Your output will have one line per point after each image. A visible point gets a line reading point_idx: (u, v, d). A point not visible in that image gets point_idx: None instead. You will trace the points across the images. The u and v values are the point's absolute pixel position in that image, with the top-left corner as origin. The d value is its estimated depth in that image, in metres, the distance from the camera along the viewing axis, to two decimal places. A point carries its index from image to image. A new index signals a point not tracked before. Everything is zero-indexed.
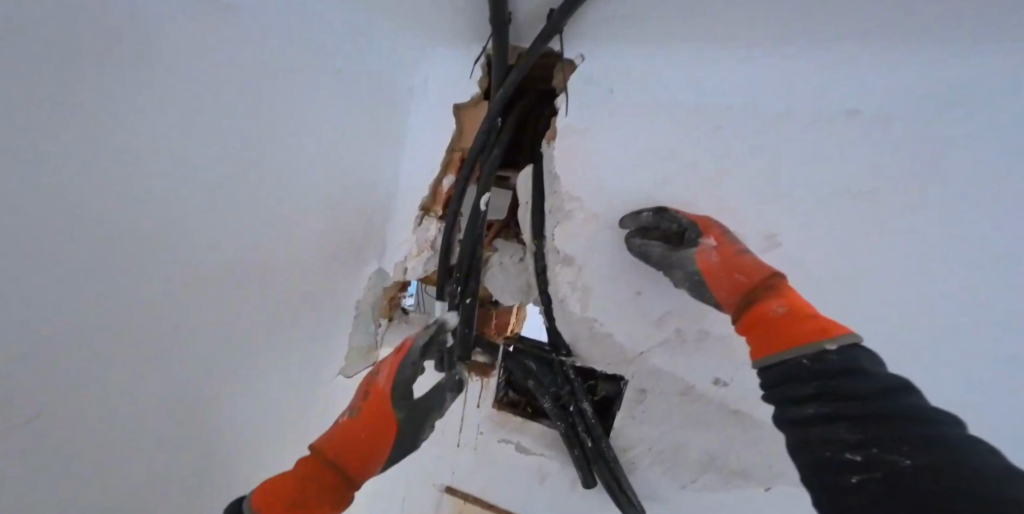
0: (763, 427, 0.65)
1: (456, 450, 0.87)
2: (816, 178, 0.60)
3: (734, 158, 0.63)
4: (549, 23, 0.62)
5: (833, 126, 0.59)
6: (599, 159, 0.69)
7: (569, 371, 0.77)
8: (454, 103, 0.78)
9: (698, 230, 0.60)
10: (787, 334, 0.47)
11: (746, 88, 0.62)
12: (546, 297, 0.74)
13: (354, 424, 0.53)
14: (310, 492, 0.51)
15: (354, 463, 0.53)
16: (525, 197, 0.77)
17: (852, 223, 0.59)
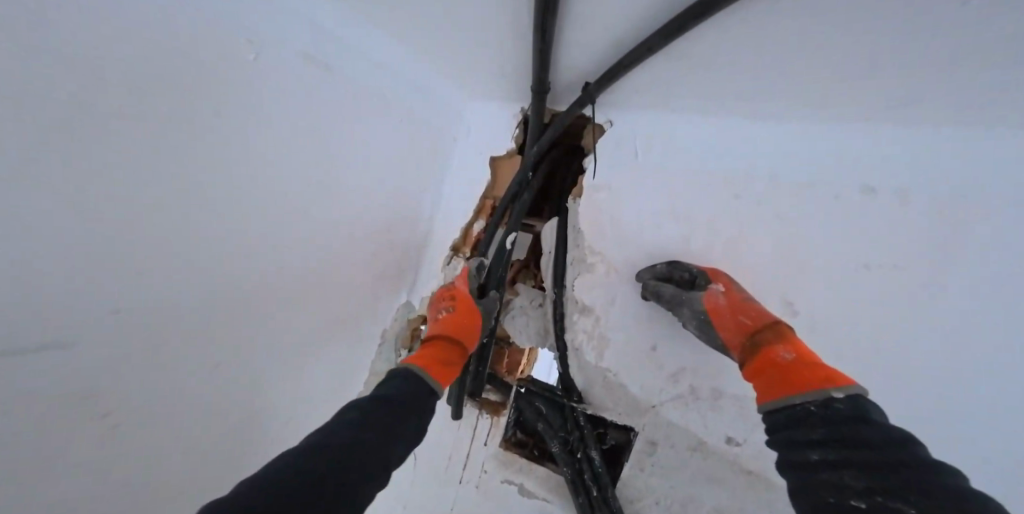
0: (774, 487, 0.66)
1: (459, 486, 0.87)
2: (831, 248, 0.64)
3: (754, 224, 0.67)
4: (584, 93, 0.69)
5: (843, 205, 0.64)
6: (625, 216, 0.73)
7: (580, 417, 0.79)
8: (492, 154, 0.85)
9: (707, 278, 0.64)
10: (795, 378, 0.49)
11: (765, 162, 0.68)
12: (562, 344, 0.77)
13: (455, 316, 0.70)
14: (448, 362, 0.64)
15: (467, 338, 0.68)
16: (550, 246, 0.81)
17: (868, 295, 0.62)
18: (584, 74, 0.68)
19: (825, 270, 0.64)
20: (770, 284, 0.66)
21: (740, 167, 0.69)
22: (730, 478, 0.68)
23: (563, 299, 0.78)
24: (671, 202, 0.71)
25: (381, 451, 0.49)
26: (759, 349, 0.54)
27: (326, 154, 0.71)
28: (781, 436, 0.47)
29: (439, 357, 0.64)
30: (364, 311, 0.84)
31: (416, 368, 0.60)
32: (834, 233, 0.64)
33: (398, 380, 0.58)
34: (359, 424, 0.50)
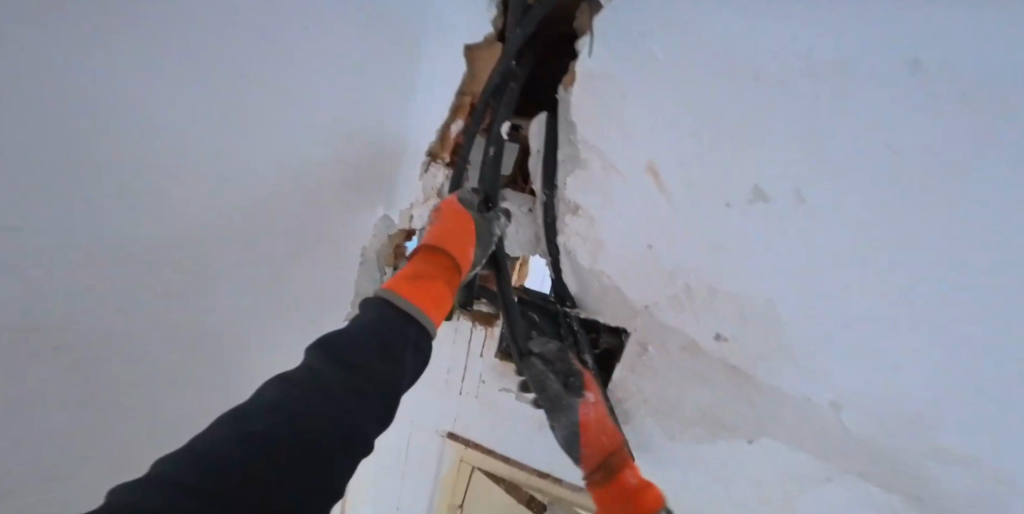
0: (764, 387, 0.65)
1: (460, 397, 0.90)
2: (857, 130, 0.56)
3: (772, 107, 0.59)
4: None
5: (858, 82, 0.56)
6: (625, 107, 0.65)
7: (574, 321, 0.77)
8: (465, 43, 0.70)
9: (581, 380, 0.68)
10: (641, 502, 0.58)
11: (793, 28, 0.57)
12: (555, 249, 0.74)
13: (442, 224, 0.64)
14: (427, 274, 0.59)
15: (458, 243, 0.62)
16: (538, 147, 0.73)
17: (889, 180, 0.56)
18: None
19: (843, 158, 0.57)
20: (781, 176, 0.60)
21: (753, 39, 0.58)
22: (717, 376, 0.68)
23: (555, 203, 0.73)
24: (671, 85, 0.62)
25: (361, 425, 0.43)
26: (608, 478, 0.61)
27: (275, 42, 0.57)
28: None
29: (423, 278, 0.58)
30: None
31: (391, 294, 0.54)
32: (850, 111, 0.56)
33: (374, 313, 0.51)
34: (265, 435, 0.37)
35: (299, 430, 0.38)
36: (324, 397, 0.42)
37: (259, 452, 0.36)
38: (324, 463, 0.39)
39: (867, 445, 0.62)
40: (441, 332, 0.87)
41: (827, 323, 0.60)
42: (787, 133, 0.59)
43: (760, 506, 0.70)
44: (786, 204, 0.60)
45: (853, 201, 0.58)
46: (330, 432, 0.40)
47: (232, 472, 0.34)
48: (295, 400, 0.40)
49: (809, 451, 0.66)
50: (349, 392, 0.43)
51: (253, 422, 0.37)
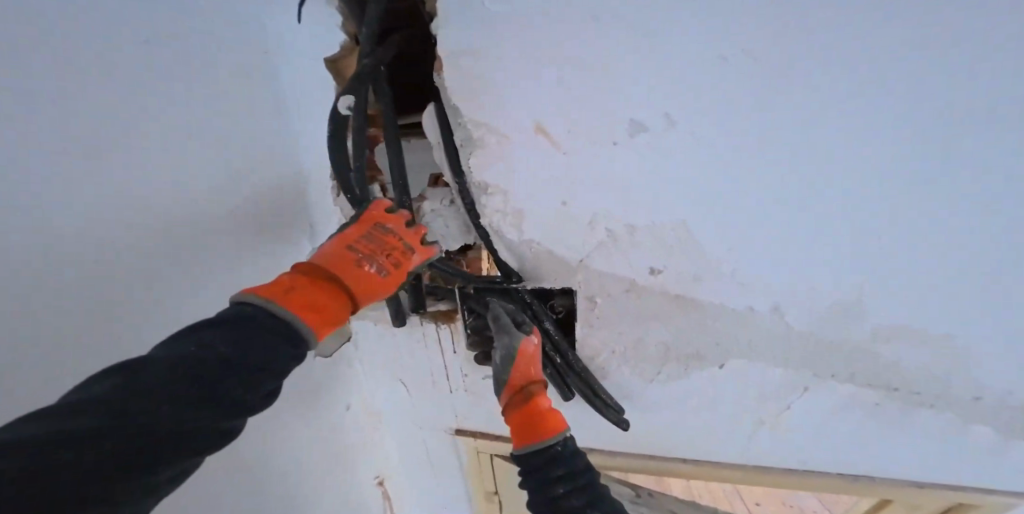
0: (706, 307, 0.66)
1: (452, 394, 0.93)
2: (728, 35, 0.48)
3: (630, 34, 0.53)
4: None
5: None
6: (497, 79, 0.63)
7: (526, 294, 0.77)
8: (324, 57, 0.73)
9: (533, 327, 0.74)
10: (548, 421, 0.64)
11: None
12: (483, 231, 0.74)
13: (382, 280, 0.66)
14: (322, 294, 0.60)
15: (370, 295, 0.65)
16: (437, 139, 0.73)
17: (776, 77, 0.49)
18: None
19: (717, 67, 0.51)
20: (655, 104, 0.56)
21: None
22: (668, 310, 0.69)
23: (468, 188, 0.72)
24: (528, 47, 0.59)
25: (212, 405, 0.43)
26: (529, 399, 0.67)
27: (123, 145, 0.56)
28: (530, 480, 0.60)
29: (325, 303, 0.60)
30: None
31: (305, 326, 0.55)
32: (704, 16, 0.49)
33: (244, 315, 0.52)
34: (163, 394, 0.40)
35: (165, 381, 0.41)
36: (221, 359, 0.45)
37: (163, 408, 0.40)
38: (228, 414, 0.44)
39: (818, 341, 0.64)
40: (413, 341, 0.90)
41: (744, 235, 0.60)
42: (644, 60, 0.53)
43: (741, 418, 0.76)
44: (664, 132, 0.57)
45: (733, 111, 0.52)
46: (233, 389, 0.45)
47: (134, 424, 0.38)
48: (186, 361, 0.43)
49: (768, 363, 0.68)
50: (244, 350, 0.47)
51: (146, 383, 0.40)
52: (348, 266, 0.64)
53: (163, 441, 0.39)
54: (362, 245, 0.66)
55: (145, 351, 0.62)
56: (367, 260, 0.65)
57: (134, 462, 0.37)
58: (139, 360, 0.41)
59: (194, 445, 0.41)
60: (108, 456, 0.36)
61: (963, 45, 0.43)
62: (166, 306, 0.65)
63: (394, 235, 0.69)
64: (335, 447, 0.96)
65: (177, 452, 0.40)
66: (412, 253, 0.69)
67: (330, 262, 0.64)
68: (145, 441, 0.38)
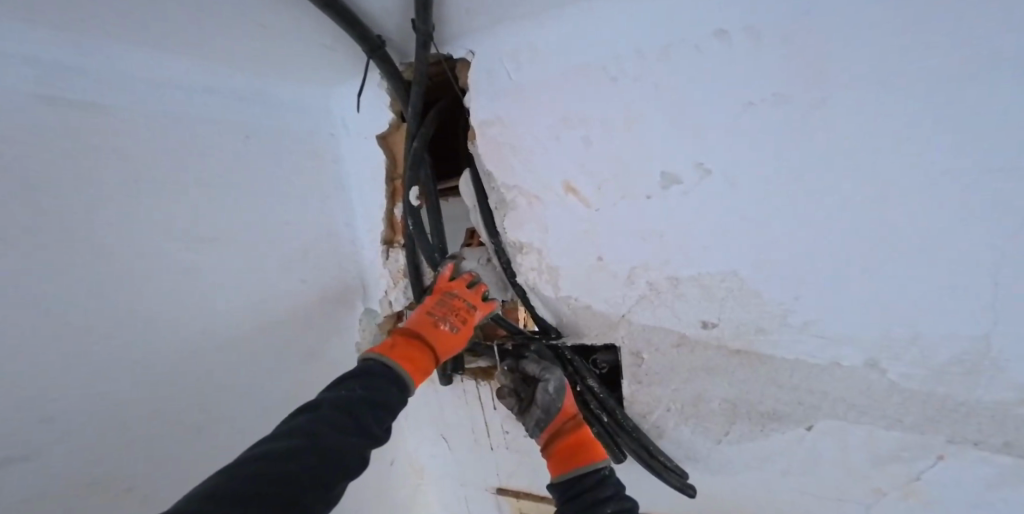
0: (776, 360, 0.60)
1: (494, 452, 0.93)
2: (721, 100, 0.53)
3: (637, 102, 0.58)
4: (419, 34, 0.59)
5: (703, 35, 0.53)
6: (524, 145, 0.67)
7: (567, 350, 0.77)
8: (379, 134, 0.78)
9: (574, 370, 0.77)
10: (591, 451, 0.69)
11: (615, 29, 0.57)
12: (520, 288, 0.76)
13: (454, 335, 0.71)
14: (413, 350, 0.68)
15: (446, 348, 0.71)
16: (473, 202, 0.77)
17: (768, 134, 0.52)
18: (403, 13, 0.59)
19: (723, 123, 0.54)
20: (670, 159, 0.58)
21: (594, 49, 0.59)
22: (729, 364, 0.63)
23: (504, 247, 0.75)
24: (548, 116, 0.64)
25: (357, 433, 0.53)
26: (577, 430, 0.71)
27: (195, 218, 0.65)
28: (573, 503, 0.65)
29: (416, 358, 0.67)
30: (331, 337, 0.86)
31: (406, 378, 0.64)
32: (700, 86, 0.54)
33: (364, 371, 0.62)
34: (327, 420, 0.52)
35: (330, 410, 0.53)
36: (361, 398, 0.56)
37: (328, 432, 0.50)
38: (365, 445, 0.53)
39: (936, 403, 0.53)
40: (454, 397, 0.91)
41: (811, 279, 0.55)
42: (662, 109, 0.57)
43: (856, 490, 0.62)
44: (694, 185, 0.57)
45: (770, 151, 0.53)
46: (362, 420, 0.54)
47: (299, 444, 0.48)
48: (328, 401, 0.54)
49: (874, 424, 0.57)
50: (373, 391, 0.58)
51: (324, 413, 0.53)
52: (428, 325, 0.71)
53: (320, 458, 0.48)
54: (436, 309, 0.72)
55: (227, 383, 0.68)
56: (442, 321, 0.71)
57: (304, 473, 0.46)
58: (314, 399, 0.55)
59: (340, 467, 0.49)
60: (280, 461, 0.46)
61: (959, 95, 0.44)
62: (253, 350, 0.72)
63: (460, 295, 0.74)
64: (374, 500, 0.93)
65: (342, 470, 0.49)
66: (476, 310, 0.74)
67: (411, 325, 0.71)
68: (321, 458, 0.48)
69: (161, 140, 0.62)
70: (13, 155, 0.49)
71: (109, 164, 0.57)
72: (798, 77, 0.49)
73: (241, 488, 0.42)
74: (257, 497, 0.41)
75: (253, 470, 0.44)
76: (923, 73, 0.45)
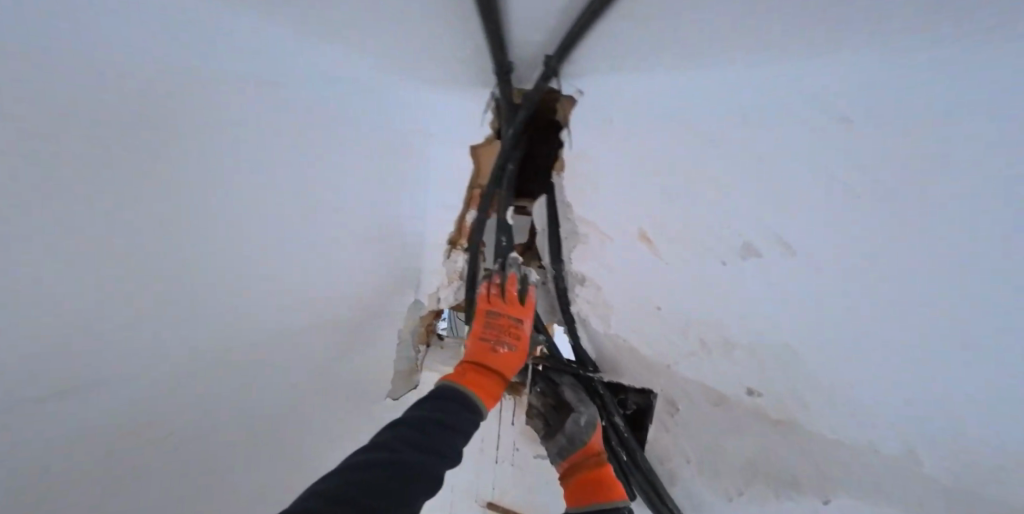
0: (807, 432, 0.64)
1: (496, 466, 0.94)
2: (817, 187, 0.58)
3: (733, 172, 0.62)
4: (546, 68, 0.65)
5: (824, 124, 0.56)
6: (610, 187, 0.69)
7: (599, 385, 0.82)
8: (470, 145, 0.79)
9: (604, 407, 0.81)
10: (614, 488, 0.70)
11: (735, 102, 0.60)
12: (569, 316, 0.80)
13: (512, 353, 0.78)
14: (482, 381, 0.74)
15: (508, 368, 0.77)
16: (542, 226, 0.81)
17: (857, 230, 0.57)
18: (539, 49, 0.64)
19: (815, 210, 0.59)
20: (755, 231, 0.62)
21: (711, 113, 0.61)
22: (758, 428, 0.67)
23: (565, 275, 0.79)
24: (642, 166, 0.67)
25: (433, 454, 0.59)
26: (600, 465, 0.73)
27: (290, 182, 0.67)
28: None
29: (486, 386, 0.74)
30: (375, 322, 0.86)
31: (480, 403, 0.71)
32: (804, 170, 0.58)
33: (435, 393, 0.69)
34: (406, 439, 0.59)
35: (412, 429, 0.61)
36: (439, 421, 0.63)
37: (408, 452, 0.57)
38: (440, 466, 0.60)
39: (948, 497, 0.60)
40: None
41: (861, 368, 0.59)
42: (757, 184, 0.61)
43: None
44: (773, 257, 0.62)
45: (859, 244, 0.57)
46: (436, 441, 0.61)
47: (384, 457, 0.56)
48: (410, 420, 0.62)
49: (886, 504, 0.64)
50: (449, 415, 0.65)
51: (405, 432, 0.60)
52: (487, 353, 0.77)
53: (398, 475, 0.55)
54: (490, 334, 0.78)
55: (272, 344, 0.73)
56: (497, 344, 0.77)
57: (383, 483, 0.53)
58: (399, 417, 0.62)
59: (413, 484, 0.55)
60: (362, 471, 0.53)
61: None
62: (302, 323, 0.75)
63: (505, 314, 0.80)
64: None
65: (416, 489, 0.55)
66: (523, 323, 0.81)
67: (471, 355, 0.77)
68: (398, 474, 0.55)
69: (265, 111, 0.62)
70: (126, 126, 0.51)
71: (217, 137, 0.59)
72: (898, 186, 0.54)
73: (327, 492, 0.50)
74: (341, 503, 0.49)
75: (342, 479, 0.52)
76: (1002, 212, 0.51)
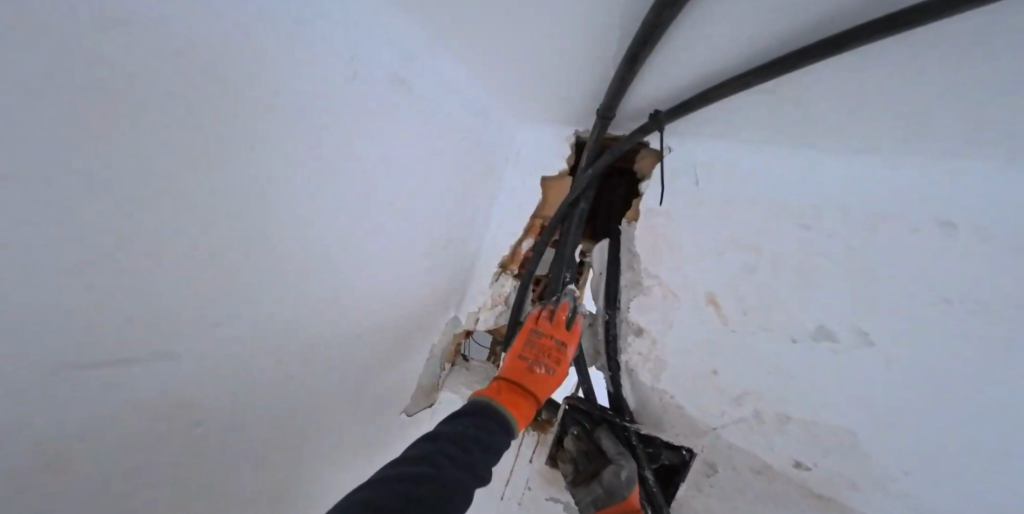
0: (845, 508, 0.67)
1: (501, 502, 0.89)
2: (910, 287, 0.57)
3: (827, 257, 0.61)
4: (651, 121, 0.66)
5: (929, 226, 0.56)
6: (687, 247, 0.70)
7: (632, 435, 0.81)
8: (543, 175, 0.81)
9: (637, 459, 0.80)
10: None
11: (833, 190, 0.62)
12: (616, 364, 0.80)
13: (549, 375, 0.74)
14: (513, 396, 0.70)
15: (544, 391, 0.73)
16: (601, 269, 0.82)
17: (944, 338, 0.56)
18: (653, 102, 0.64)
19: (907, 309, 0.57)
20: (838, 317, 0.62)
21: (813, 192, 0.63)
22: (802, 504, 0.69)
23: (618, 322, 0.79)
24: (726, 235, 0.67)
25: (469, 471, 0.55)
26: None
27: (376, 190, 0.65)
28: None
29: (518, 405, 0.69)
30: (415, 336, 0.85)
31: (511, 420, 0.65)
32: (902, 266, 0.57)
33: (472, 406, 0.66)
34: (442, 455, 0.55)
35: (446, 442, 0.57)
36: (473, 435, 0.60)
37: (442, 469, 0.53)
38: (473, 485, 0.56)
39: None
40: None
41: (917, 463, 0.61)
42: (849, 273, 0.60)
43: None
44: (853, 347, 0.61)
45: (953, 348, 0.56)
46: (473, 458, 0.57)
47: (418, 473, 0.52)
48: (446, 434, 0.58)
49: None
50: (483, 428, 0.62)
51: (441, 446, 0.56)
52: (524, 370, 0.73)
53: (432, 493, 0.51)
54: (528, 353, 0.75)
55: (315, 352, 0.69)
56: (535, 364, 0.73)
57: (414, 500, 0.49)
58: (435, 429, 0.59)
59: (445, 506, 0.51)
60: (395, 488, 0.49)
61: None
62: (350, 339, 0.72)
63: (545, 334, 0.77)
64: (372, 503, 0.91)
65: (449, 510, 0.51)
66: (565, 348, 0.77)
67: (506, 371, 0.74)
68: (430, 493, 0.51)
69: (354, 115, 0.60)
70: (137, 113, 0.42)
71: (264, 138, 0.52)
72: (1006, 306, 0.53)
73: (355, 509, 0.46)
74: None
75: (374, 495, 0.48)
76: None
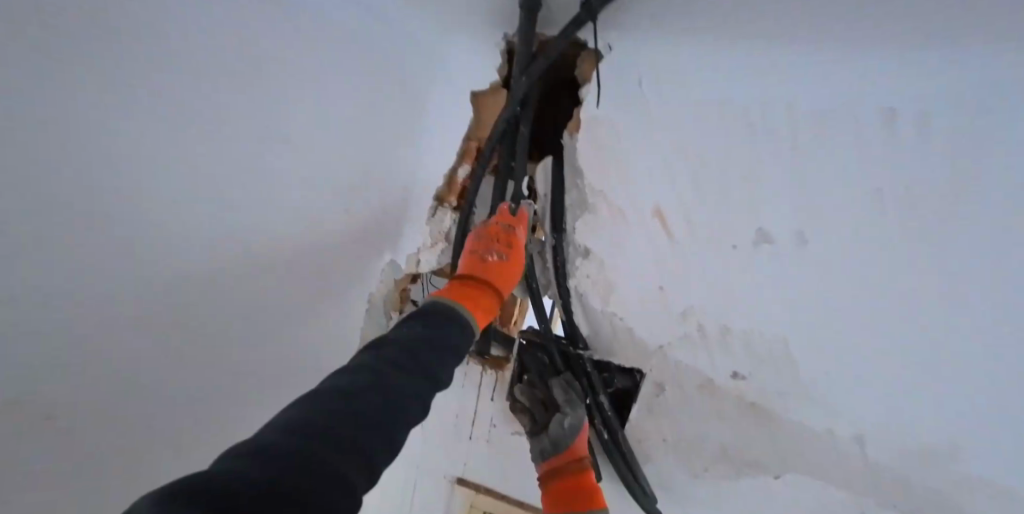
0: (785, 419, 0.65)
1: (469, 442, 0.87)
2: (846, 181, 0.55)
3: (768, 156, 0.58)
4: (585, 11, 0.58)
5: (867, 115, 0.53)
6: (632, 156, 0.64)
7: (586, 363, 0.79)
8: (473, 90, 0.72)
9: (590, 394, 0.79)
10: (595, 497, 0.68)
11: (774, 85, 0.57)
12: (565, 290, 0.75)
13: (503, 261, 0.69)
14: (468, 287, 0.66)
15: (501, 279, 0.68)
16: (545, 190, 0.74)
17: (875, 234, 0.56)
18: None
19: (840, 206, 0.56)
20: (778, 221, 0.59)
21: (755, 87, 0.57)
22: (738, 416, 0.68)
23: (564, 245, 0.73)
24: (670, 141, 0.61)
25: (423, 374, 0.49)
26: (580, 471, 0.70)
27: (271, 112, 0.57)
28: None
29: (474, 295, 0.65)
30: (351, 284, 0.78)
31: (467, 311, 0.61)
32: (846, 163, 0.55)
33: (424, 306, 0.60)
34: (391, 360, 0.48)
35: (394, 349, 0.49)
36: (424, 338, 0.53)
37: (396, 375, 0.46)
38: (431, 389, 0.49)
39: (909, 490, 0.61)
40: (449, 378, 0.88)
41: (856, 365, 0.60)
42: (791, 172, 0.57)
43: None
44: (790, 249, 0.59)
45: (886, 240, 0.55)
46: (425, 361, 0.50)
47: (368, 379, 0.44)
48: (392, 340, 0.51)
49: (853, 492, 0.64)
50: (434, 328, 0.56)
51: (390, 353, 0.49)
52: (476, 262, 0.69)
53: (390, 398, 0.44)
54: (478, 245, 0.70)
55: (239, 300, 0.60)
56: (486, 252, 0.69)
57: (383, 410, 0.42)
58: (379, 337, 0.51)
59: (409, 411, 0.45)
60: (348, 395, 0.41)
61: None
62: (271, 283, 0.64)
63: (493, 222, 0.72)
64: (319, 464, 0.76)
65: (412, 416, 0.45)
66: (516, 230, 0.72)
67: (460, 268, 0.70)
68: (391, 398, 0.43)
69: None
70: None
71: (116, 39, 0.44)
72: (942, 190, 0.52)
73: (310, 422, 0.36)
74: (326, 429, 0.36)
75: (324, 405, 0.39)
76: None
